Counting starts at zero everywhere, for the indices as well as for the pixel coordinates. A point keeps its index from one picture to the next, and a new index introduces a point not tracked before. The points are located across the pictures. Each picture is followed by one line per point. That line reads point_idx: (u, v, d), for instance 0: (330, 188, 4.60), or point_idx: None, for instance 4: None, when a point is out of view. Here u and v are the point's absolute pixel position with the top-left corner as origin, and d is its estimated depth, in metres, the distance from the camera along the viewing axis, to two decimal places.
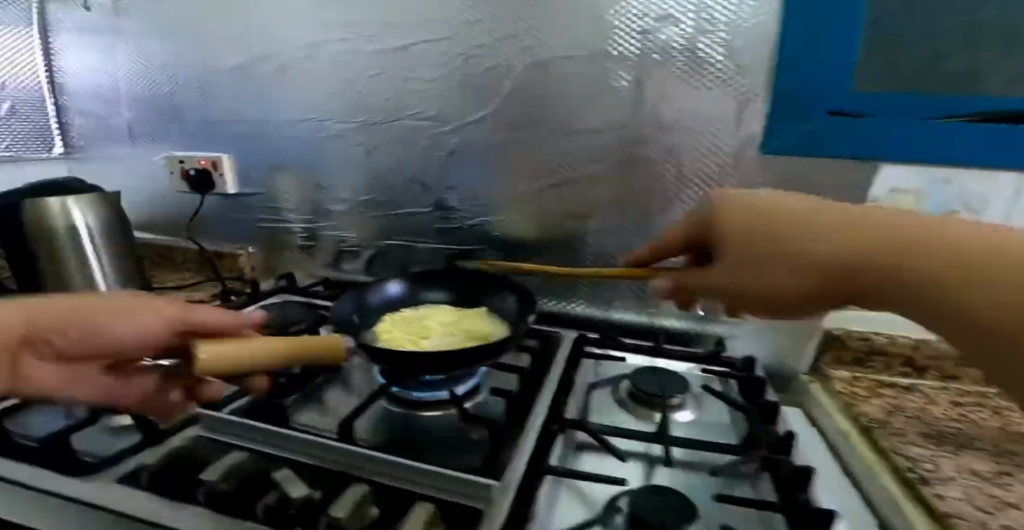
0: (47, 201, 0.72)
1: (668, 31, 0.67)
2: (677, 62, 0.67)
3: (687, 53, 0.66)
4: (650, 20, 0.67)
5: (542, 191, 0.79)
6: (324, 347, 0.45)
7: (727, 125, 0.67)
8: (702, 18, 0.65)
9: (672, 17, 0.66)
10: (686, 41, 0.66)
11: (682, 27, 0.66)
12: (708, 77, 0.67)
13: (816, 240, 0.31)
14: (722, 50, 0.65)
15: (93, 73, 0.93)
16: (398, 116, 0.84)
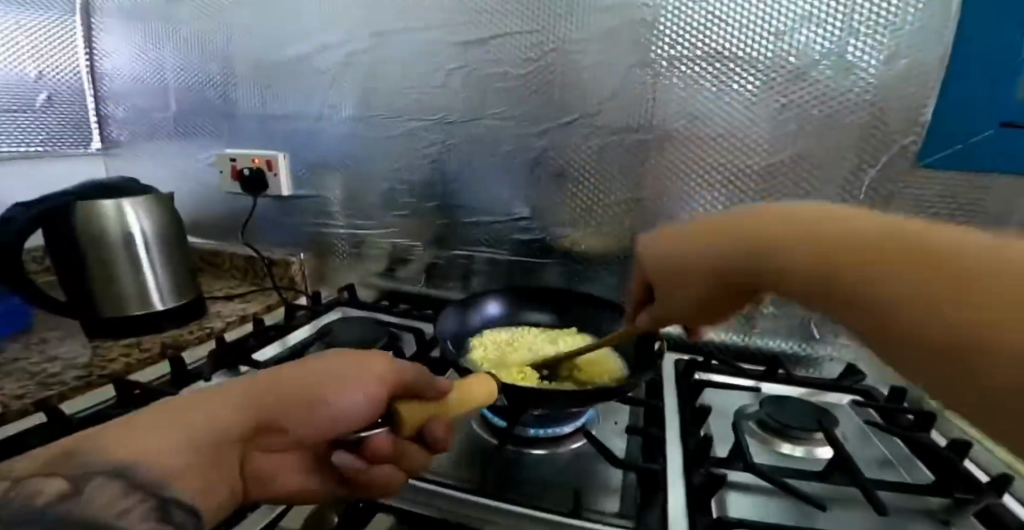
0: (101, 202, 0.63)
1: (813, 31, 0.59)
2: (820, 67, 0.60)
3: (835, 57, 0.59)
4: (791, 18, 0.60)
5: (636, 202, 0.73)
6: (480, 392, 0.45)
7: (879, 133, 0.60)
8: (855, 19, 0.57)
9: (819, 16, 0.59)
10: (835, 43, 0.59)
11: (831, 27, 0.58)
12: (859, 83, 0.59)
13: (788, 235, 0.30)
14: (880, 54, 0.57)
15: (138, 61, 0.89)
16: (479, 114, 0.77)
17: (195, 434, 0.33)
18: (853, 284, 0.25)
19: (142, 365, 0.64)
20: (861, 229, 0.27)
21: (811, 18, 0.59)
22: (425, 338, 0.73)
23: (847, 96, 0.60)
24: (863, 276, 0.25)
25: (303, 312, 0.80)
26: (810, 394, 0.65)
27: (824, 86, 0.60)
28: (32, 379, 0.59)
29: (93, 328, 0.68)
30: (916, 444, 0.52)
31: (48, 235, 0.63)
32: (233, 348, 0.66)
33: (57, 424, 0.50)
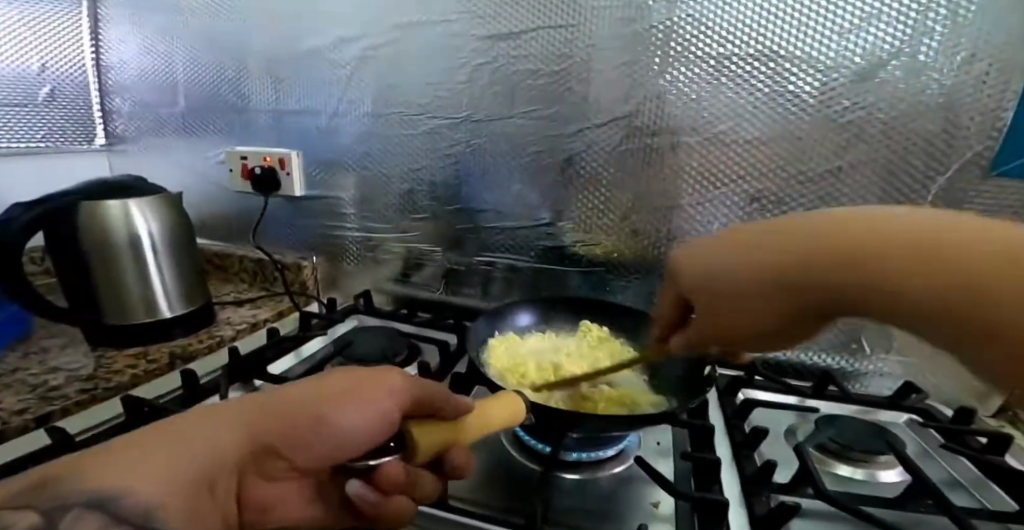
0: (107, 203, 0.59)
1: (880, 30, 0.56)
2: (887, 66, 0.56)
3: (904, 57, 0.55)
4: (857, 16, 0.56)
5: (673, 209, 0.69)
6: (502, 415, 0.39)
7: (942, 140, 0.57)
8: (926, 16, 0.54)
9: (888, 14, 0.55)
10: (904, 42, 0.55)
11: (901, 26, 0.55)
12: (930, 85, 0.55)
13: (776, 260, 0.31)
14: (952, 56, 0.54)
15: (146, 54, 0.85)
16: (506, 112, 0.73)
17: (180, 464, 0.28)
18: (887, 300, 0.26)
19: (152, 376, 0.60)
20: (841, 234, 0.29)
21: (879, 16, 0.55)
22: (449, 350, 0.69)
23: (916, 99, 0.56)
24: (866, 278, 0.27)
25: (317, 320, 0.76)
26: (863, 412, 0.61)
27: (891, 88, 0.57)
28: (32, 392, 0.54)
29: (96, 337, 0.63)
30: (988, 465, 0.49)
31: (49, 238, 0.58)
32: (250, 359, 0.62)
33: (63, 446, 0.46)
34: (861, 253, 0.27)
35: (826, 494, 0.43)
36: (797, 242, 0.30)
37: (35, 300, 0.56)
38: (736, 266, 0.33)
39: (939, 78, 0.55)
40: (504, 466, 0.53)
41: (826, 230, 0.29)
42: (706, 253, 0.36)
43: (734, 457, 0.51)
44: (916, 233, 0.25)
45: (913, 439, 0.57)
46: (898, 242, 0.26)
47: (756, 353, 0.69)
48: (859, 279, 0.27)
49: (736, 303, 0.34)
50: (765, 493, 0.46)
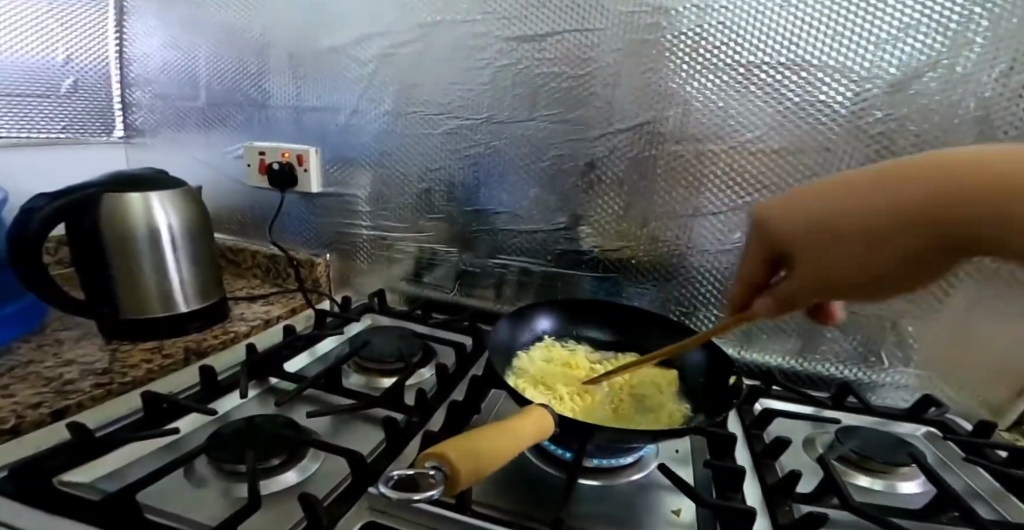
0: (129, 195, 0.58)
1: (918, 41, 0.56)
2: (922, 77, 0.56)
3: (942, 68, 0.55)
4: (895, 26, 0.56)
5: (694, 216, 0.69)
6: (535, 428, 0.39)
7: None
8: (964, 28, 0.54)
9: (927, 25, 0.55)
10: (942, 53, 0.55)
11: (939, 37, 0.55)
12: (967, 98, 0.55)
13: (879, 201, 0.29)
14: (987, 69, 0.54)
15: (168, 47, 0.84)
16: (529, 115, 0.73)
17: None
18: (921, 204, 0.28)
19: (168, 371, 0.59)
20: (929, 170, 0.29)
21: (917, 27, 0.55)
22: (465, 352, 0.69)
23: (951, 112, 0.56)
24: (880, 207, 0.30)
25: (332, 319, 0.75)
26: (881, 424, 0.58)
27: (925, 100, 0.57)
28: (47, 386, 0.53)
29: (111, 330, 0.62)
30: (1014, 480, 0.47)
31: (69, 231, 0.58)
32: (267, 357, 0.61)
33: (84, 445, 0.45)
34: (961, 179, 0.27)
35: (852, 506, 0.42)
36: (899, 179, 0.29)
37: (55, 294, 0.55)
38: (836, 216, 0.31)
39: (972, 91, 0.55)
40: (525, 472, 0.52)
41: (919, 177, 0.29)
42: (803, 207, 0.33)
43: (755, 467, 0.50)
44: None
45: (930, 450, 0.54)
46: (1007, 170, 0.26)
47: (773, 363, 0.68)
48: (950, 218, 0.27)
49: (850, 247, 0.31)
50: (782, 500, 0.45)
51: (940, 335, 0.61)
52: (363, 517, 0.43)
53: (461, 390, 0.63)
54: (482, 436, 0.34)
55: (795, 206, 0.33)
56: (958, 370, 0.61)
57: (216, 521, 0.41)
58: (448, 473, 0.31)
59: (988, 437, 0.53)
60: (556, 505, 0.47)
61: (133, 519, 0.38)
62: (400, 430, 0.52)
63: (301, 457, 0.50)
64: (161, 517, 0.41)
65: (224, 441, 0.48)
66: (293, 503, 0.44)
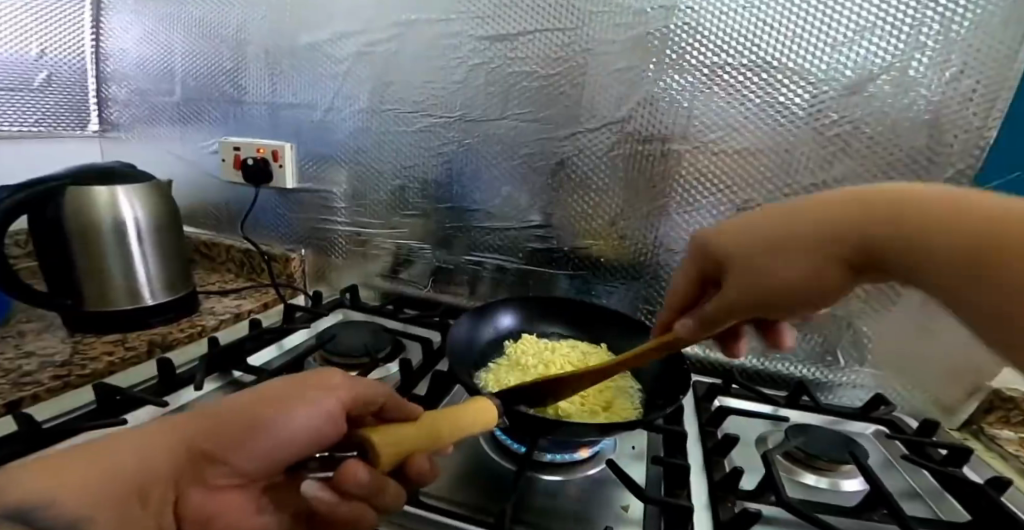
0: (94, 188, 0.57)
1: (873, 44, 0.56)
2: (879, 80, 0.57)
3: (895, 72, 0.56)
4: (852, 29, 0.56)
5: (661, 216, 0.70)
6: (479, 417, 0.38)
7: (930, 156, 0.57)
8: (918, 31, 0.54)
9: (883, 28, 0.55)
10: (895, 57, 0.56)
11: (893, 40, 0.55)
12: (918, 102, 0.56)
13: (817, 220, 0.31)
14: (941, 72, 0.54)
15: (146, 42, 0.85)
16: (500, 114, 0.73)
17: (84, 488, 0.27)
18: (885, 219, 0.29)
19: (130, 364, 0.58)
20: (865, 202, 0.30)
21: (872, 30, 0.56)
22: (432, 347, 0.69)
23: (904, 116, 0.57)
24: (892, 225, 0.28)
25: (302, 313, 0.76)
26: (834, 422, 0.59)
27: (880, 103, 0.57)
28: (4, 378, 0.52)
29: (74, 323, 0.62)
30: (952, 478, 0.47)
31: (33, 223, 0.57)
32: (230, 349, 0.62)
33: (31, 436, 0.44)
34: (835, 217, 0.31)
35: (788, 503, 0.43)
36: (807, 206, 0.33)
37: (15, 285, 0.55)
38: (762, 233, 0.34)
39: (925, 95, 0.55)
40: (479, 466, 0.53)
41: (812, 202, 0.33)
42: (747, 225, 0.35)
43: (704, 464, 0.51)
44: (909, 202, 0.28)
45: (877, 450, 0.55)
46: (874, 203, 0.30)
47: (734, 361, 0.68)
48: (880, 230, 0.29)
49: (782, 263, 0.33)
50: (724, 496, 0.46)
51: (896, 336, 0.61)
52: None
53: (423, 385, 0.63)
54: (426, 433, 0.34)
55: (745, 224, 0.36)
56: (915, 371, 0.62)
57: None
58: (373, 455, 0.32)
59: (931, 435, 0.53)
60: (505, 498, 0.48)
61: None
62: None
63: None
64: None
65: None
66: None
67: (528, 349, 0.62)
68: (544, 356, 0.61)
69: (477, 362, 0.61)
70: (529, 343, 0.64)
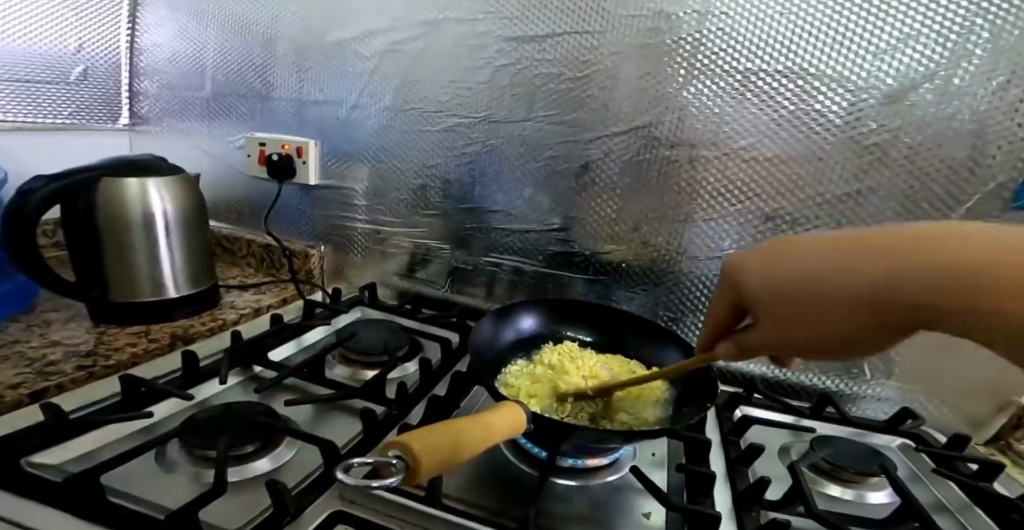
0: (124, 179, 0.57)
1: (917, 51, 0.55)
2: (922, 88, 0.56)
3: (939, 80, 0.55)
4: (895, 36, 0.56)
5: (687, 222, 0.69)
6: (507, 422, 0.39)
7: (972, 167, 0.56)
8: (966, 39, 0.53)
9: (928, 35, 0.55)
10: (940, 65, 0.55)
11: (939, 48, 0.54)
12: (963, 110, 0.55)
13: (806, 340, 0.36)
14: (987, 80, 0.54)
15: (178, 38, 0.86)
16: (525, 115, 0.73)
17: None
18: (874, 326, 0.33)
19: (153, 355, 0.58)
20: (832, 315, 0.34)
21: (917, 37, 0.55)
22: (451, 347, 0.69)
23: (946, 125, 0.56)
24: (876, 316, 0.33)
25: (321, 309, 0.76)
26: (859, 435, 0.58)
27: (921, 112, 0.56)
28: (29, 367, 0.52)
29: (99, 313, 0.62)
30: (986, 492, 0.46)
31: (65, 215, 0.57)
32: (252, 344, 0.62)
33: (55, 426, 0.44)
34: (924, 267, 0.30)
35: (816, 512, 0.42)
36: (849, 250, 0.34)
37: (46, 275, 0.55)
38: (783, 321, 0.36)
39: (970, 103, 0.55)
40: (500, 471, 0.52)
41: (882, 245, 0.32)
42: (766, 272, 0.37)
43: (728, 472, 0.50)
44: (968, 245, 0.30)
45: (904, 463, 0.53)
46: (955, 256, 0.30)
47: (755, 371, 0.67)
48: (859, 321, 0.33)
49: (822, 316, 0.34)
50: (751, 505, 0.45)
51: (925, 350, 0.60)
52: (329, 506, 0.43)
53: (442, 385, 0.63)
54: (455, 443, 0.33)
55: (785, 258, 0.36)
56: (945, 386, 0.61)
57: (179, 506, 0.40)
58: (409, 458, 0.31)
59: (961, 450, 0.53)
60: (526, 503, 0.47)
61: (93, 502, 0.37)
62: (377, 422, 0.52)
63: (276, 445, 0.49)
64: (127, 502, 0.40)
65: (201, 426, 0.47)
66: (262, 492, 0.44)
67: (565, 353, 0.62)
68: (574, 360, 0.60)
69: (499, 362, 0.61)
70: (569, 347, 0.64)
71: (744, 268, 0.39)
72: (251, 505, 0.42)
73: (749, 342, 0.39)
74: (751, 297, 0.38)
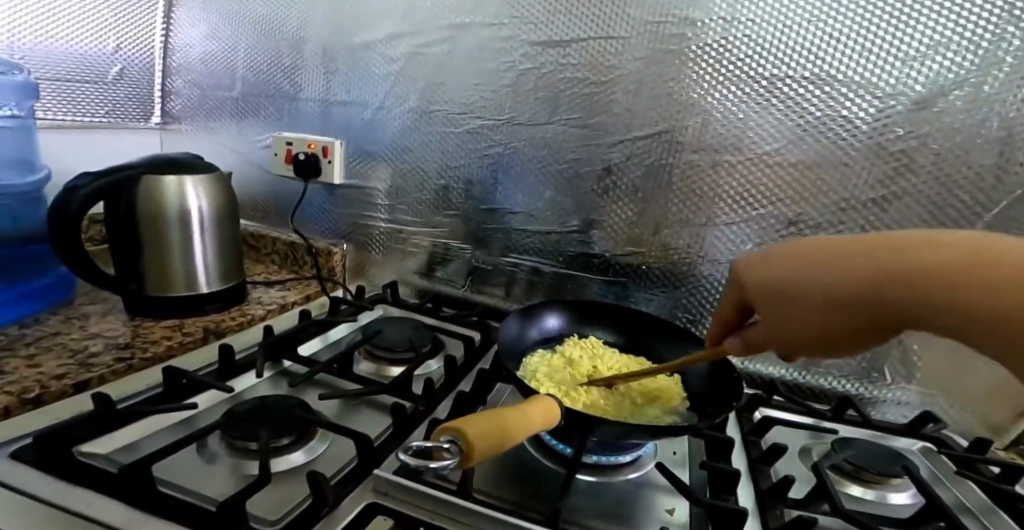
0: (163, 178, 0.58)
1: (947, 58, 0.56)
2: (951, 95, 0.57)
3: (969, 87, 0.56)
4: (925, 43, 0.57)
5: (708, 226, 0.70)
6: (543, 414, 0.40)
7: (999, 174, 0.57)
8: (996, 46, 0.54)
9: (959, 42, 0.55)
10: (971, 72, 0.55)
11: (969, 55, 0.55)
12: (992, 117, 0.56)
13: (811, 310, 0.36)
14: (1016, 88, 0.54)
15: (209, 38, 0.88)
16: (548, 119, 0.74)
17: None
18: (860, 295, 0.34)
19: (187, 349, 0.60)
20: (832, 265, 0.35)
21: (948, 44, 0.56)
22: (474, 345, 0.71)
23: (975, 131, 0.57)
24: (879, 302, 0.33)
25: (346, 306, 0.77)
26: (879, 437, 0.58)
27: (950, 119, 0.57)
28: (72, 358, 0.54)
29: (135, 307, 0.63)
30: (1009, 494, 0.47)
31: (108, 211, 0.59)
32: (282, 339, 0.63)
33: (103, 416, 0.45)
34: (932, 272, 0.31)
35: (842, 510, 0.43)
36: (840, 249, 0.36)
37: (88, 270, 0.57)
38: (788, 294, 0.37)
39: (999, 110, 0.55)
40: (528, 467, 0.53)
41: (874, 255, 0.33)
42: (772, 267, 0.39)
43: (750, 471, 0.51)
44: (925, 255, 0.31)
45: (926, 465, 0.54)
46: (943, 259, 0.31)
47: (775, 373, 0.68)
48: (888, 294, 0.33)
49: (811, 309, 0.36)
50: (777, 502, 0.46)
51: (949, 354, 0.61)
52: (365, 497, 0.44)
53: (467, 382, 0.64)
54: (502, 424, 0.35)
55: (772, 263, 0.39)
56: (966, 390, 0.61)
57: (224, 496, 0.41)
58: (463, 446, 0.33)
59: (983, 452, 0.53)
60: (554, 498, 0.48)
61: (146, 491, 0.38)
62: (408, 417, 0.54)
63: (310, 437, 0.50)
64: (173, 491, 0.41)
65: (241, 418, 0.48)
66: (300, 483, 0.45)
67: (586, 350, 0.63)
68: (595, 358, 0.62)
69: (524, 358, 0.62)
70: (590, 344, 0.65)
71: (750, 266, 0.41)
72: (290, 496, 0.43)
73: (756, 338, 0.41)
74: (755, 296, 0.40)
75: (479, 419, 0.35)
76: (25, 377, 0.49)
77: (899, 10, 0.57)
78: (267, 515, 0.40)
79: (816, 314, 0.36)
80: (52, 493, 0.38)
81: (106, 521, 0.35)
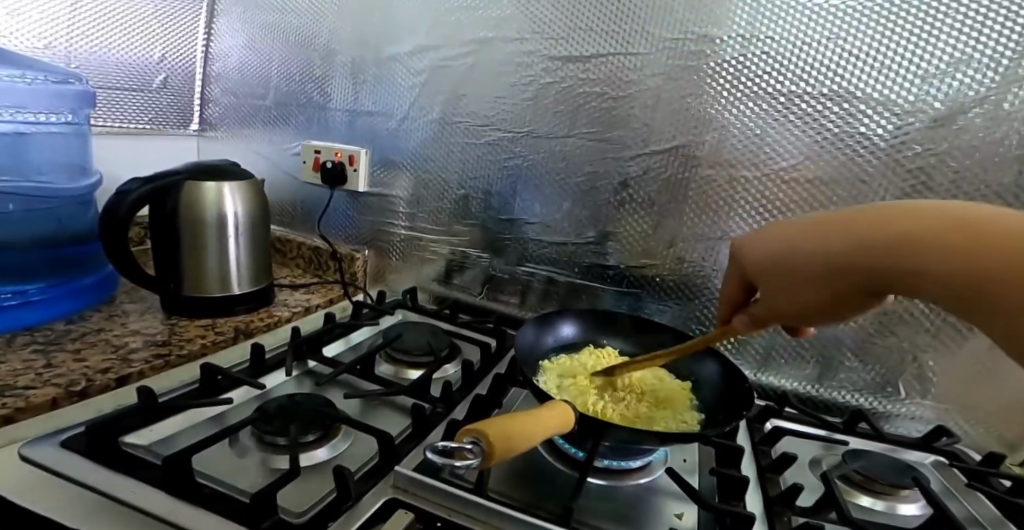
0: (205, 183, 0.62)
1: (967, 76, 0.57)
2: (968, 113, 0.58)
3: (989, 104, 0.57)
4: (945, 61, 0.58)
5: (723, 239, 0.71)
6: (558, 419, 0.42)
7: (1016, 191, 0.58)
8: (1015, 64, 0.55)
9: (978, 61, 0.56)
10: (991, 89, 0.56)
11: (989, 72, 0.56)
12: (1011, 135, 0.57)
13: (799, 265, 0.37)
14: None
15: (245, 50, 0.92)
16: (567, 132, 0.76)
17: None
18: (861, 258, 0.33)
19: (220, 347, 0.63)
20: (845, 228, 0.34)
21: (968, 61, 0.57)
22: (491, 351, 0.73)
23: (993, 148, 0.57)
24: (887, 262, 0.32)
25: (368, 310, 0.80)
26: (892, 451, 0.59)
27: (969, 136, 0.58)
28: (114, 353, 0.57)
29: (172, 306, 0.67)
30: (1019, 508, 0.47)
31: (152, 214, 0.62)
32: (309, 341, 0.66)
33: (145, 410, 0.48)
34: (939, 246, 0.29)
35: (851, 518, 0.44)
36: (825, 227, 0.36)
37: (131, 270, 0.60)
38: (783, 263, 0.38)
39: (1017, 129, 0.56)
40: (542, 470, 0.55)
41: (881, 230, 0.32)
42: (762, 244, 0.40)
43: (759, 478, 0.52)
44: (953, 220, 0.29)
45: (936, 477, 0.54)
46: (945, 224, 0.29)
47: (788, 385, 0.69)
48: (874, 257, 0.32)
49: (798, 282, 0.37)
50: (785, 510, 0.47)
51: (966, 370, 0.61)
52: (385, 491, 0.46)
53: (484, 386, 0.66)
54: (521, 428, 0.37)
55: (764, 239, 0.40)
56: (983, 406, 0.61)
57: (255, 487, 0.44)
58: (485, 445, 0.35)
59: (996, 466, 0.54)
60: (565, 499, 0.50)
61: (186, 480, 0.40)
62: (426, 418, 0.56)
63: (334, 435, 0.52)
64: (209, 481, 0.44)
65: (271, 415, 0.51)
66: (324, 477, 0.47)
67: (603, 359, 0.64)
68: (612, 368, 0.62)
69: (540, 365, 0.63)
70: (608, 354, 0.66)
71: (748, 243, 0.41)
72: (314, 489, 0.45)
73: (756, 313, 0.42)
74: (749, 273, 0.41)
75: (501, 421, 0.37)
76: (72, 370, 0.52)
77: (916, 28, 0.58)
78: (293, 507, 0.42)
79: (803, 284, 0.37)
80: (100, 480, 0.40)
81: (150, 507, 0.38)
